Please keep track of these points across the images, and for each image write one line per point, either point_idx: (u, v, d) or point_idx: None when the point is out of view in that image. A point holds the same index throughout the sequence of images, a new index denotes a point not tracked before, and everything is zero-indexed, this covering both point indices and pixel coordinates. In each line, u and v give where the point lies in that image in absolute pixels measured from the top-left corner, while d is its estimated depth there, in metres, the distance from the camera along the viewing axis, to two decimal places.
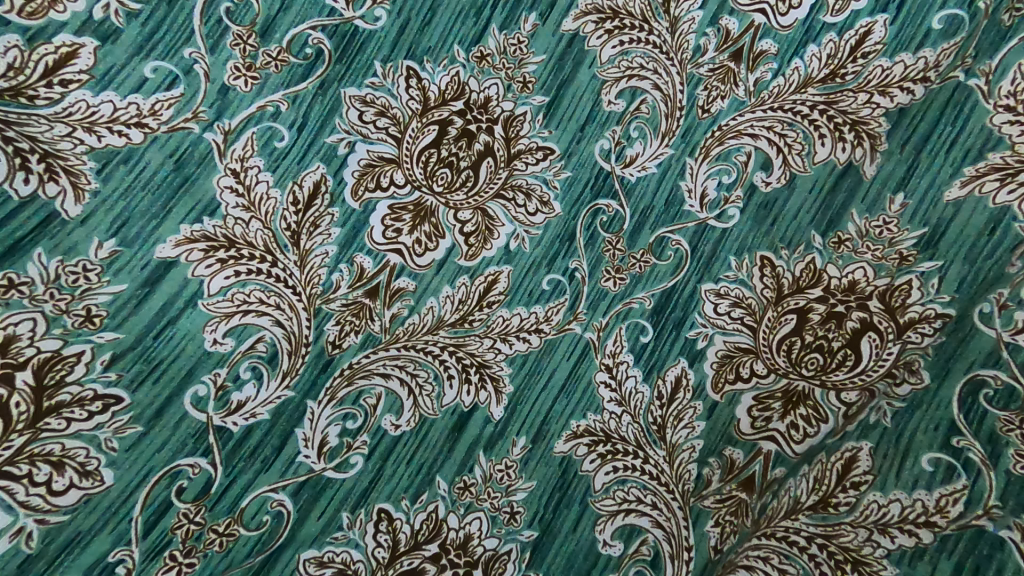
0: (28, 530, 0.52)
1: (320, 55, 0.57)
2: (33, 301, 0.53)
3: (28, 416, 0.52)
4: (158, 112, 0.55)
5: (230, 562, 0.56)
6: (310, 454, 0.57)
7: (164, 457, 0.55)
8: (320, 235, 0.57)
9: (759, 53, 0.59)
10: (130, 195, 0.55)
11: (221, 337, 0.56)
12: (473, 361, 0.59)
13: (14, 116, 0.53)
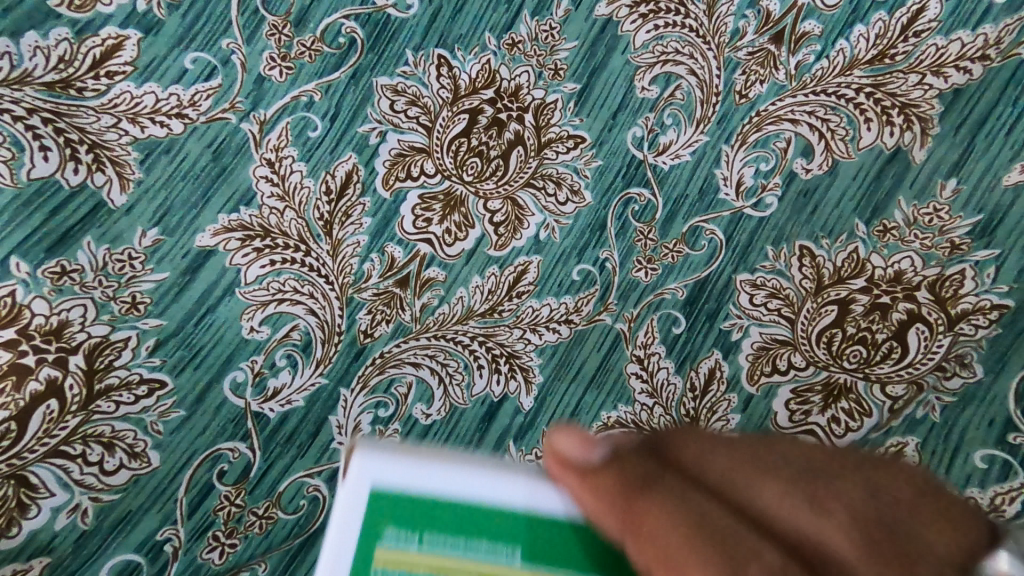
0: (84, 507, 0.54)
1: (353, 44, 0.57)
2: (83, 288, 0.55)
3: (80, 399, 0.54)
4: (197, 102, 0.57)
5: (270, 545, 0.57)
6: (344, 442, 0.57)
7: (205, 441, 0.56)
8: (351, 225, 0.58)
9: (801, 34, 0.57)
10: (172, 186, 0.57)
11: (257, 325, 0.57)
12: (503, 351, 0.59)
13: (64, 107, 0.55)
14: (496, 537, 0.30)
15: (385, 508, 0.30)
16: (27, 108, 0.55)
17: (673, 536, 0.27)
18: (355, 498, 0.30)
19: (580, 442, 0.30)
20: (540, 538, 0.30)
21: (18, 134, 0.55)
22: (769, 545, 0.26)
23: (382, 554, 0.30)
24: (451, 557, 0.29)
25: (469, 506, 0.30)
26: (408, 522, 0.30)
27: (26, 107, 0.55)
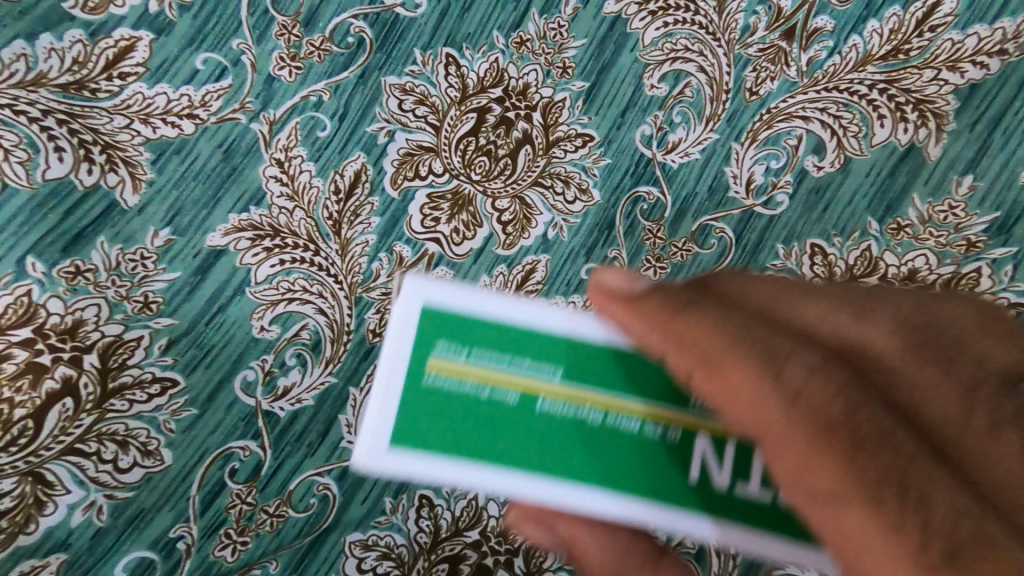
0: (99, 504, 0.55)
1: (362, 44, 0.58)
2: (97, 288, 0.55)
3: (95, 397, 0.55)
4: (208, 103, 0.57)
5: (280, 544, 0.57)
6: (353, 441, 0.57)
7: (217, 440, 0.56)
8: (360, 224, 0.58)
9: (813, 30, 0.57)
10: (183, 186, 0.57)
11: (267, 324, 0.57)
12: None
13: (78, 108, 0.56)
14: (544, 360, 0.30)
15: (437, 324, 0.29)
16: (42, 109, 0.55)
17: (718, 340, 0.27)
18: (409, 315, 0.29)
19: (625, 277, 0.30)
20: (590, 371, 0.30)
21: (33, 135, 0.55)
22: (811, 347, 0.28)
23: (433, 364, 0.29)
24: (500, 372, 0.29)
25: (521, 331, 0.30)
26: (459, 338, 0.29)
27: (40, 108, 0.55)
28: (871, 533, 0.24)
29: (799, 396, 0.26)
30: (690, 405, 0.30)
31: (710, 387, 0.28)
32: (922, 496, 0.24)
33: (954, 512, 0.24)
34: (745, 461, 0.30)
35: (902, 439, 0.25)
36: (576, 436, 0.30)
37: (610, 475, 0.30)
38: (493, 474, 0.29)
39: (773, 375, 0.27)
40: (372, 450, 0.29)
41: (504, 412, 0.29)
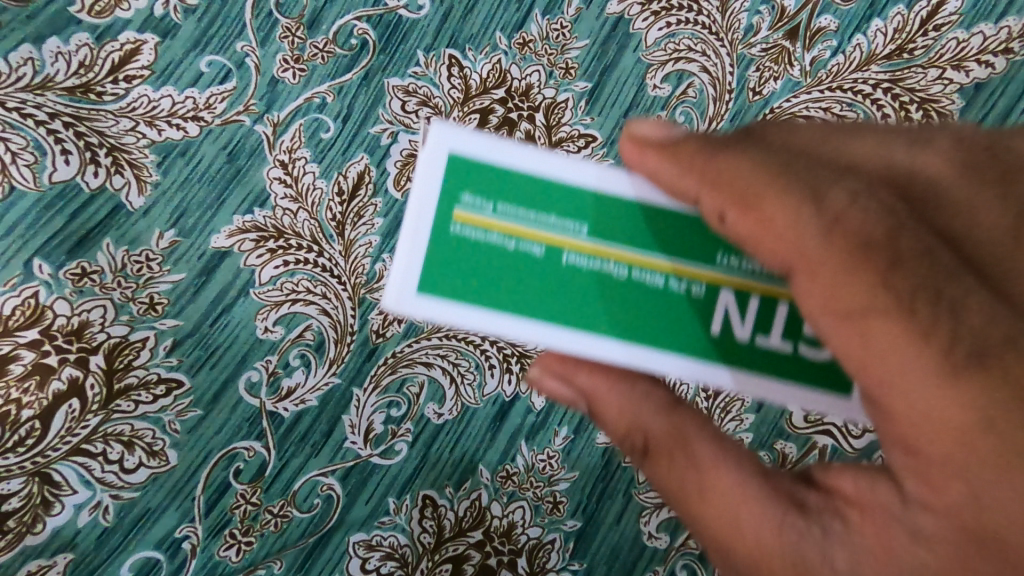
0: (105, 504, 0.55)
1: (365, 45, 0.58)
2: (103, 290, 0.56)
3: (101, 398, 0.55)
4: (212, 105, 0.58)
5: (285, 543, 0.57)
6: (357, 441, 0.57)
7: (221, 440, 0.57)
8: (363, 225, 0.58)
9: (816, 30, 0.57)
10: (188, 188, 0.58)
11: (271, 325, 0.57)
12: (514, 351, 0.58)
13: (84, 111, 0.56)
14: (570, 215, 0.31)
15: (464, 174, 0.30)
16: (48, 112, 0.56)
17: (759, 177, 0.30)
18: (434, 163, 0.30)
19: (661, 132, 0.33)
20: (615, 225, 0.31)
21: (40, 138, 0.56)
22: (848, 178, 0.31)
23: (460, 214, 0.30)
24: (527, 225, 0.30)
25: (548, 184, 0.31)
26: (485, 191, 0.30)
27: (47, 111, 0.56)
28: (906, 340, 0.27)
29: (838, 218, 0.29)
30: (712, 260, 0.31)
31: (745, 225, 0.30)
32: (952, 302, 0.27)
33: (983, 313, 0.27)
34: (767, 315, 0.31)
35: (934, 255, 0.29)
36: (601, 289, 0.31)
37: (634, 327, 0.31)
38: (521, 323, 0.30)
39: (813, 202, 0.29)
40: (400, 294, 0.30)
41: (531, 263, 0.30)
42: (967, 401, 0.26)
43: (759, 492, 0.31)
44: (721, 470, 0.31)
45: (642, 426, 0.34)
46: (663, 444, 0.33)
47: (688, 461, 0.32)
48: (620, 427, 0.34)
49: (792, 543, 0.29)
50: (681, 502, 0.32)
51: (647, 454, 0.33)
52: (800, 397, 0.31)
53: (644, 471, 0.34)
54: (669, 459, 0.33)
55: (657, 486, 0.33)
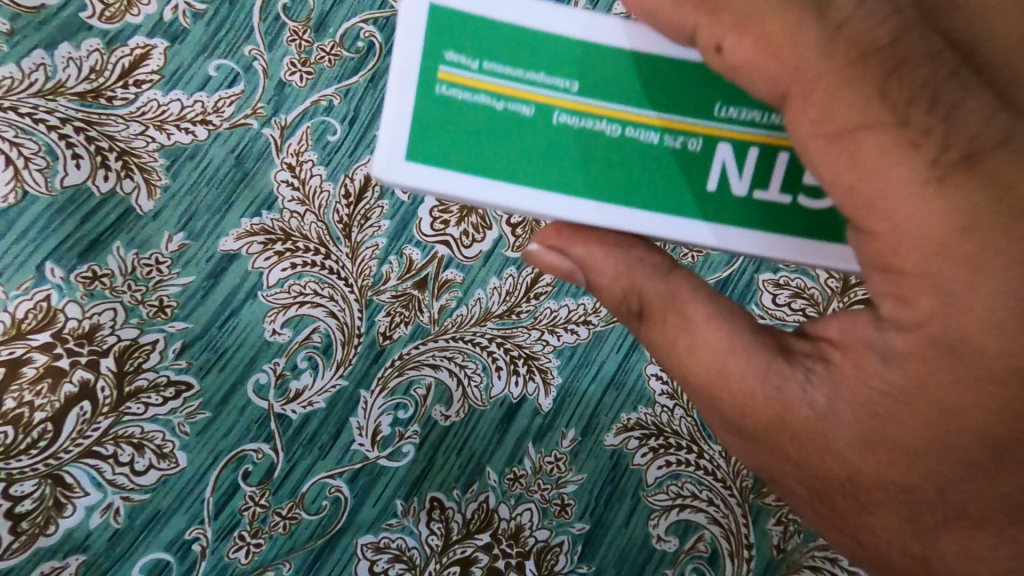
0: (116, 506, 0.54)
1: (371, 48, 0.60)
2: (113, 292, 0.56)
3: (112, 400, 0.55)
4: (221, 109, 0.59)
5: (294, 545, 0.56)
6: (364, 443, 0.57)
7: (230, 442, 0.56)
8: (370, 227, 0.59)
9: None
10: (197, 191, 0.58)
11: (280, 327, 0.57)
12: (521, 352, 0.59)
13: (95, 116, 0.57)
14: (557, 72, 0.31)
15: (449, 31, 0.31)
16: (60, 117, 0.57)
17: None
18: (419, 20, 0.30)
19: None
20: (605, 81, 0.31)
21: (52, 142, 0.56)
22: None
23: (445, 72, 0.31)
24: (514, 84, 0.31)
25: (534, 37, 0.31)
26: (471, 47, 0.31)
27: (59, 116, 0.57)
28: (898, 147, 0.30)
29: (843, 26, 0.31)
30: (707, 112, 0.32)
31: (741, 58, 0.30)
32: (949, 106, 0.30)
33: (977, 119, 0.30)
34: (766, 167, 0.32)
35: (939, 58, 0.31)
36: (590, 150, 0.31)
37: (620, 188, 0.32)
38: (510, 188, 0.31)
39: (816, 15, 0.31)
40: (388, 163, 0.31)
41: (519, 123, 0.31)
42: (946, 211, 0.30)
43: (746, 343, 0.34)
44: (711, 327, 0.34)
45: (637, 290, 0.36)
46: (658, 304, 0.35)
47: (681, 320, 0.35)
48: (616, 291, 0.36)
49: (775, 389, 0.33)
50: (676, 359, 0.35)
51: (643, 317, 0.36)
52: (796, 249, 0.32)
53: (640, 331, 0.37)
54: (663, 318, 0.35)
55: (651, 344, 0.36)
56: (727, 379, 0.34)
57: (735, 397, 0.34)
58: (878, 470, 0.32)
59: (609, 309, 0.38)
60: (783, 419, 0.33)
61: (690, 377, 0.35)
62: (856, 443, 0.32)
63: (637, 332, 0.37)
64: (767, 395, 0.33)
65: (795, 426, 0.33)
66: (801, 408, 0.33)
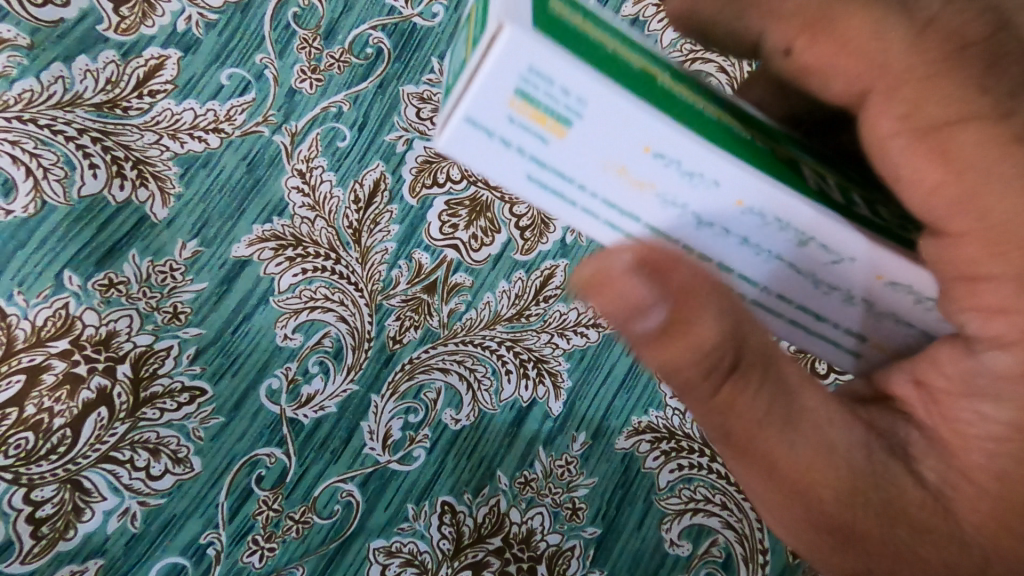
0: (132, 511, 0.55)
1: (380, 54, 0.61)
2: (129, 300, 0.57)
3: (128, 406, 0.55)
4: (232, 117, 0.59)
5: (306, 550, 0.56)
6: (375, 447, 0.57)
7: (244, 447, 0.56)
8: (380, 232, 0.60)
9: None
10: (209, 199, 0.59)
11: (291, 332, 0.58)
12: (531, 356, 0.59)
13: (111, 126, 0.58)
14: (650, 57, 0.28)
15: None
16: (77, 128, 0.57)
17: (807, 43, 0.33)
18: None
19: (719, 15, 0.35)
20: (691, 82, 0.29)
21: (70, 153, 0.57)
22: None
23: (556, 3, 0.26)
24: (618, 41, 0.27)
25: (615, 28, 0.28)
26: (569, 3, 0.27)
27: (76, 127, 0.57)
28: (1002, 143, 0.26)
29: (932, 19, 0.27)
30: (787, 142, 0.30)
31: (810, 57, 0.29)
32: None
33: None
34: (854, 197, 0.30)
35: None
36: (707, 113, 0.26)
37: (751, 150, 0.26)
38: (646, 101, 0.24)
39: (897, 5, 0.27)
40: (520, 16, 0.23)
41: (637, 67, 0.26)
42: None
43: (841, 420, 0.31)
44: (811, 408, 0.31)
45: (739, 339, 0.28)
46: (755, 362, 0.29)
47: (777, 382, 0.30)
48: (713, 336, 0.28)
49: (882, 470, 0.31)
50: (776, 441, 0.30)
51: (735, 371, 0.29)
52: (901, 268, 0.28)
53: (723, 396, 0.29)
54: (758, 380, 0.30)
55: (734, 419, 0.30)
56: (837, 454, 0.30)
57: (849, 479, 0.30)
58: (1018, 554, 0.30)
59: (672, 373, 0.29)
60: (895, 503, 0.30)
61: (788, 465, 0.30)
62: (987, 529, 0.30)
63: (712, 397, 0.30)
64: (878, 473, 0.30)
65: (916, 512, 0.30)
66: (911, 487, 0.31)
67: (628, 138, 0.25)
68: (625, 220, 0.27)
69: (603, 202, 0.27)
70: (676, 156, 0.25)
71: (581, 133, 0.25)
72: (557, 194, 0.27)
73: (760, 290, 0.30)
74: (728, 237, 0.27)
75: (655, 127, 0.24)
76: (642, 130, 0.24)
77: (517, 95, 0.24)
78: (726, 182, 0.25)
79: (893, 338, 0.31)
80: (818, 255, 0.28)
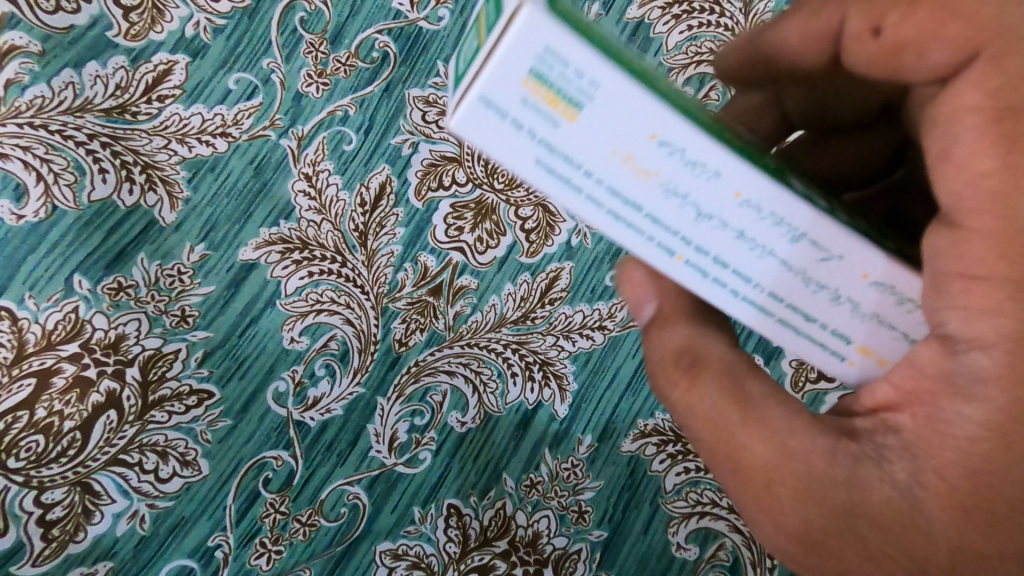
0: (141, 513, 0.55)
1: (386, 57, 0.62)
2: (138, 303, 0.57)
3: (137, 409, 0.56)
4: (239, 121, 0.60)
5: (313, 553, 0.56)
6: (382, 449, 0.57)
7: (251, 450, 0.57)
8: (386, 235, 0.60)
9: None
10: (216, 202, 0.59)
11: (297, 335, 0.58)
12: (536, 358, 0.60)
13: (120, 131, 0.58)
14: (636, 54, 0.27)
15: None
16: (87, 133, 0.58)
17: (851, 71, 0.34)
18: None
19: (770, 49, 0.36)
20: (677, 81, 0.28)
21: (80, 158, 0.57)
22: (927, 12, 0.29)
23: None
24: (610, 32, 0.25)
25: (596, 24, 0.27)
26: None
27: (86, 132, 0.58)
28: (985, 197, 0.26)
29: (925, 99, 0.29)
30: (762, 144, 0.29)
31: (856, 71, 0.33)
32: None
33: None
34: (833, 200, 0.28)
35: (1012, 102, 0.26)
36: (702, 109, 0.25)
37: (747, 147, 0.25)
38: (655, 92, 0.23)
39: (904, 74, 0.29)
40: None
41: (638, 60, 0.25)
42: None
43: (803, 424, 0.31)
44: (767, 409, 0.31)
45: (696, 348, 0.33)
46: (711, 367, 0.33)
47: (734, 390, 0.32)
48: (679, 342, 0.34)
49: (845, 473, 0.30)
50: (725, 439, 0.32)
51: (694, 373, 0.33)
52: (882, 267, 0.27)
53: (682, 389, 0.33)
54: (713, 381, 0.32)
55: (693, 416, 0.33)
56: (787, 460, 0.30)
57: (799, 479, 0.30)
58: (982, 545, 0.28)
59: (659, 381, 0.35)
60: (855, 499, 0.29)
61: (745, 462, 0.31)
62: (955, 522, 0.28)
63: (675, 392, 0.34)
64: (836, 480, 0.30)
65: (877, 512, 0.29)
66: (878, 488, 0.29)
67: (637, 124, 0.23)
68: (626, 210, 0.25)
69: (606, 189, 0.25)
70: (684, 145, 0.24)
71: (594, 119, 0.23)
72: (564, 178, 0.25)
73: (755, 290, 0.27)
74: (727, 231, 0.26)
75: (664, 114, 0.23)
76: (651, 118, 0.23)
77: (535, 73, 0.22)
78: (731, 173, 0.24)
79: (879, 345, 0.29)
80: (809, 253, 0.26)
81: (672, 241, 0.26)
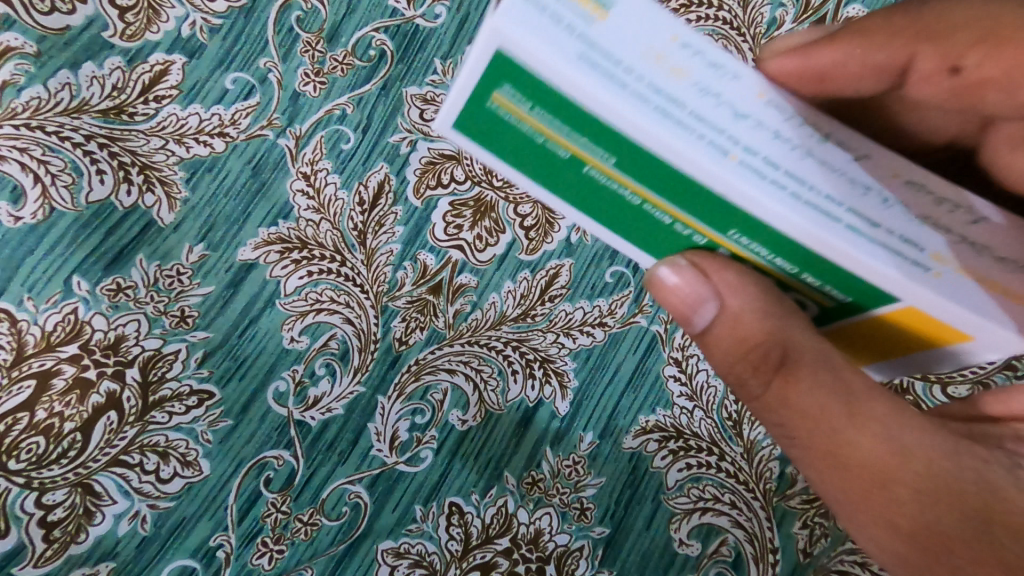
0: (142, 514, 0.55)
1: (383, 55, 0.62)
2: (137, 304, 0.57)
3: (137, 409, 0.55)
4: (237, 121, 0.59)
5: (315, 552, 0.56)
6: (383, 448, 0.57)
7: (252, 449, 0.56)
8: (385, 233, 0.60)
9: (817, 7, 0.63)
10: (214, 203, 0.59)
11: (297, 335, 0.58)
12: (537, 356, 0.59)
13: (117, 132, 0.58)
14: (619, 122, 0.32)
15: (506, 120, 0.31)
16: (85, 135, 0.57)
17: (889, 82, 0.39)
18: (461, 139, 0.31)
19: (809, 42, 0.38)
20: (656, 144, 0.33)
21: (77, 159, 0.57)
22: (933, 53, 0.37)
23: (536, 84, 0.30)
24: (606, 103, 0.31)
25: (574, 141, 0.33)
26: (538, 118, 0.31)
27: (83, 133, 0.57)
28: None
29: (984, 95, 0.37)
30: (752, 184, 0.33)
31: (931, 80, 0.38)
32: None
33: None
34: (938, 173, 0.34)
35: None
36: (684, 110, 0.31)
37: None
38: None
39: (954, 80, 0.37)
40: None
41: None
42: None
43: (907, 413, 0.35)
44: (874, 398, 0.34)
45: (782, 341, 0.33)
46: (804, 357, 0.33)
47: (837, 383, 0.33)
48: (756, 334, 0.33)
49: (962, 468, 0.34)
50: (836, 437, 0.34)
51: (784, 366, 0.34)
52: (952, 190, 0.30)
53: (777, 386, 0.34)
54: (812, 380, 0.33)
55: (792, 412, 0.34)
56: (907, 455, 0.34)
57: (921, 474, 0.33)
58: None
59: (737, 372, 0.35)
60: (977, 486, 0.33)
61: (864, 457, 0.34)
62: None
63: (766, 390, 0.35)
64: (955, 475, 0.34)
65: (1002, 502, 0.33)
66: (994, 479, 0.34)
67: (655, 30, 0.28)
68: (672, 107, 0.27)
69: (649, 85, 0.27)
70: (699, 52, 0.28)
71: (619, 18, 0.27)
72: (608, 73, 0.26)
73: (815, 193, 0.28)
74: (762, 130, 0.28)
75: (677, 24, 0.28)
76: (659, 22, 0.28)
77: None
78: (743, 77, 0.29)
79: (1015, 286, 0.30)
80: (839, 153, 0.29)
81: (722, 139, 0.27)
